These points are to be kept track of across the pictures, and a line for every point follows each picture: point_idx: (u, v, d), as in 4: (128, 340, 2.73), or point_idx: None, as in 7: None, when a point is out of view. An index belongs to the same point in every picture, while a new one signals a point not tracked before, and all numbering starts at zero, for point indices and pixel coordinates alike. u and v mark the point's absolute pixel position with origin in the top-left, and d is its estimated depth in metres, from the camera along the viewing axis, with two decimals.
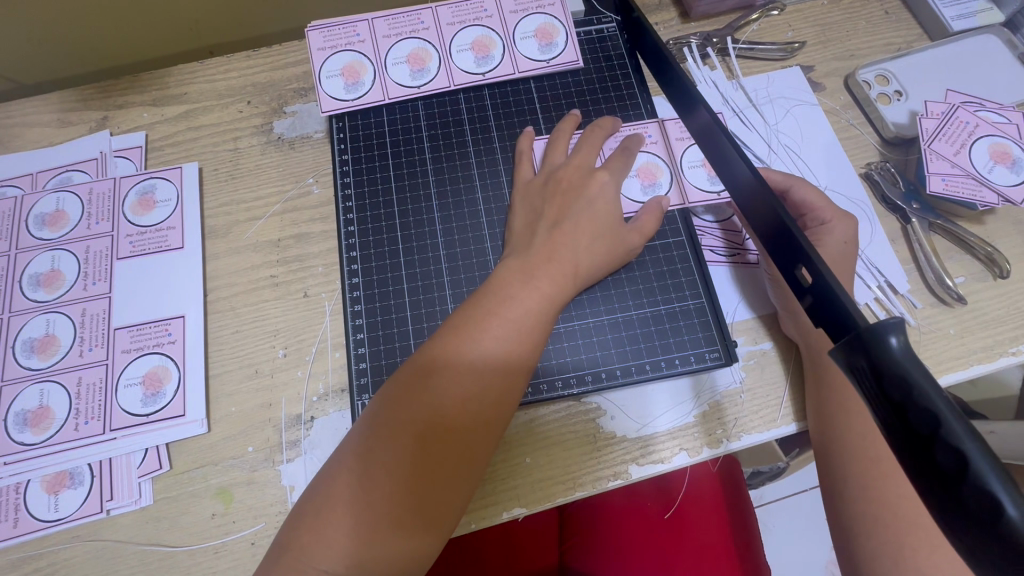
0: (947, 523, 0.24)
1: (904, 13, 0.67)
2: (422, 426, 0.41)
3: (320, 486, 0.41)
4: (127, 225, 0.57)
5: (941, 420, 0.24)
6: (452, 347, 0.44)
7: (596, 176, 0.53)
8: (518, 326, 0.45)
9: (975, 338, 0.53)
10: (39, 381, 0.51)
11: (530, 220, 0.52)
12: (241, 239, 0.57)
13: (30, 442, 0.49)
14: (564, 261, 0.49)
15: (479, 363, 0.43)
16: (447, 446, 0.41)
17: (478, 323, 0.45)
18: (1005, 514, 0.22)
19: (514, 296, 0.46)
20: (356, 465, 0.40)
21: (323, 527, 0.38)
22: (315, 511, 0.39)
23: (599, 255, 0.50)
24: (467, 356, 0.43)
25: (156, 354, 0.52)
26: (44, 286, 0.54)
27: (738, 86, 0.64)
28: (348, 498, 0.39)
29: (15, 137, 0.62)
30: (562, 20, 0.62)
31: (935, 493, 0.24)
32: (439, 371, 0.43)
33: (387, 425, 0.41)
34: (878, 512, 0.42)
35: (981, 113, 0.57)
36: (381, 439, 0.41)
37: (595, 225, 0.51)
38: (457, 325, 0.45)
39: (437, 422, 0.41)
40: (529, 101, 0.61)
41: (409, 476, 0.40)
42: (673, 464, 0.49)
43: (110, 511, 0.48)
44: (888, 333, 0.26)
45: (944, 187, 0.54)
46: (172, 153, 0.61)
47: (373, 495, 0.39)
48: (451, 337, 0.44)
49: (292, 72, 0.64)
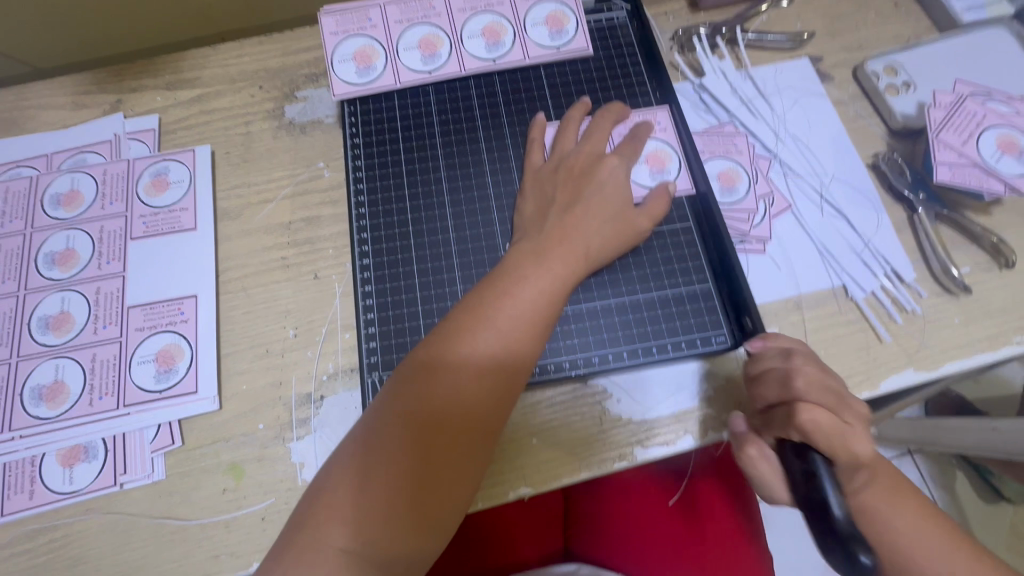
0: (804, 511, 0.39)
1: (913, 5, 0.67)
2: (436, 407, 0.42)
3: (334, 466, 0.41)
4: (140, 205, 0.58)
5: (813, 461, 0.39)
6: (464, 328, 0.44)
7: (605, 162, 0.53)
8: (530, 308, 0.46)
9: (979, 328, 0.53)
10: (54, 357, 0.52)
11: (541, 204, 0.53)
12: (253, 221, 0.58)
13: (46, 416, 0.50)
14: (574, 244, 0.49)
15: (491, 347, 0.44)
16: (460, 426, 0.42)
17: (491, 305, 0.45)
18: (833, 513, 0.36)
19: (527, 278, 0.47)
20: (370, 445, 0.41)
21: (338, 506, 0.39)
22: (331, 489, 0.40)
23: (610, 238, 0.51)
24: (479, 337, 0.44)
25: (169, 333, 0.53)
26: (59, 265, 0.55)
27: (746, 76, 0.64)
28: (364, 478, 0.40)
29: (31, 119, 0.62)
30: (572, 8, 0.62)
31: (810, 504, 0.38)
32: (453, 352, 0.43)
33: (401, 405, 0.42)
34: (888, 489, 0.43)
35: (989, 104, 0.57)
36: (396, 419, 0.41)
37: (604, 210, 0.51)
38: (471, 307, 0.45)
39: (451, 401, 0.42)
40: (539, 88, 0.61)
41: (423, 456, 0.41)
42: (678, 446, 0.50)
43: (123, 484, 0.49)
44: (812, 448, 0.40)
45: (950, 176, 0.54)
46: (185, 136, 0.62)
47: (386, 474, 0.40)
48: (464, 318, 0.45)
49: (304, 57, 0.65)
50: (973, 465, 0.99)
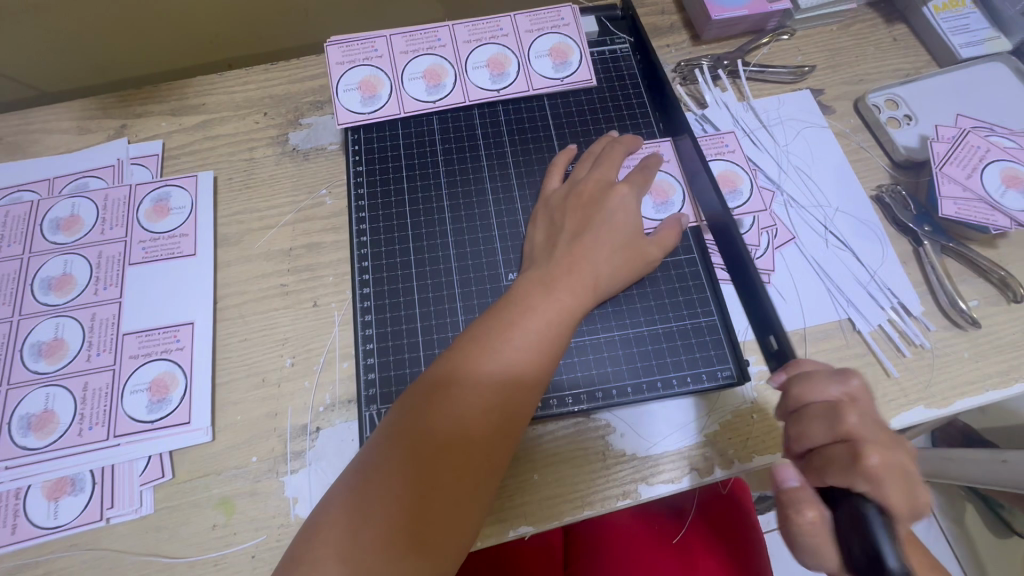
0: None
1: (912, 40, 0.68)
2: (448, 430, 0.41)
3: (333, 500, 0.39)
4: (140, 230, 0.57)
5: None
6: (471, 356, 0.43)
7: (616, 190, 0.53)
8: (539, 339, 0.45)
9: (990, 363, 0.52)
10: (45, 386, 0.51)
11: (550, 234, 0.52)
12: (253, 248, 0.58)
13: (33, 447, 0.49)
14: (584, 273, 0.49)
15: (500, 376, 0.43)
16: (464, 458, 0.40)
17: (500, 332, 0.44)
18: None
19: (533, 308, 0.46)
20: (372, 477, 0.39)
21: (335, 545, 0.37)
22: (327, 522, 0.38)
23: (619, 267, 0.50)
24: (485, 366, 0.43)
25: (164, 361, 0.52)
26: (55, 290, 0.54)
27: (749, 108, 0.64)
28: (364, 513, 0.38)
29: (35, 143, 0.63)
30: (576, 40, 0.63)
31: None
32: (460, 380, 0.43)
33: (406, 437, 0.40)
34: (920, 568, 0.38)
35: (992, 138, 0.57)
36: (400, 449, 0.40)
37: (615, 238, 0.51)
38: (478, 337, 0.44)
39: (456, 431, 0.41)
40: (543, 119, 0.61)
41: (425, 489, 0.39)
42: (683, 485, 0.49)
43: (110, 519, 0.47)
44: None
45: (956, 211, 0.54)
46: (188, 162, 0.62)
47: (388, 509, 0.38)
48: (471, 345, 0.44)
49: (310, 85, 0.65)
50: (984, 500, 0.98)
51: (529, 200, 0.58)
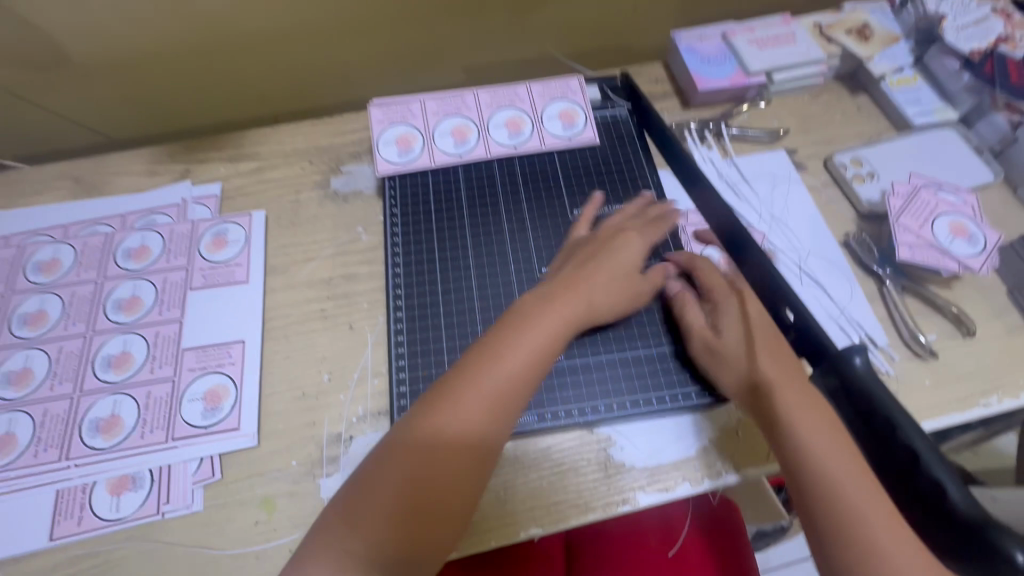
0: (906, 492, 0.33)
1: (873, 108, 0.78)
2: (453, 425, 0.46)
3: (355, 483, 0.46)
4: (200, 260, 0.66)
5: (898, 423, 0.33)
6: (481, 361, 0.49)
7: (623, 237, 0.60)
8: (540, 348, 0.50)
9: (948, 390, 0.59)
10: (113, 393, 0.57)
11: (558, 265, 0.59)
12: (297, 276, 0.66)
13: (101, 447, 0.55)
14: (582, 293, 0.55)
15: (503, 379, 0.48)
16: (465, 453, 0.46)
17: (510, 339, 0.50)
18: (949, 492, 0.31)
19: (540, 318, 0.52)
20: (388, 462, 0.45)
21: (351, 524, 0.43)
22: (343, 500, 0.45)
23: (614, 296, 0.57)
24: (492, 370, 0.48)
25: (217, 373, 0.59)
26: (125, 310, 0.62)
27: (732, 164, 0.74)
28: (377, 497, 0.44)
29: (110, 183, 0.72)
30: (582, 105, 0.74)
31: (899, 475, 0.33)
32: (468, 380, 0.48)
33: (418, 431, 0.46)
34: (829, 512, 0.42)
35: (940, 194, 0.66)
36: (412, 440, 0.46)
37: (613, 272, 0.57)
38: (465, 369, 0.49)
39: (460, 425, 0.46)
40: (553, 171, 0.71)
41: (427, 478, 0.45)
42: (677, 492, 0.54)
43: (165, 514, 0.53)
44: (854, 355, 0.36)
45: (911, 255, 0.62)
46: (242, 202, 0.71)
47: (395, 494, 0.44)
48: (484, 349, 0.50)
49: (350, 138, 0.75)
50: None
51: (541, 240, 0.66)
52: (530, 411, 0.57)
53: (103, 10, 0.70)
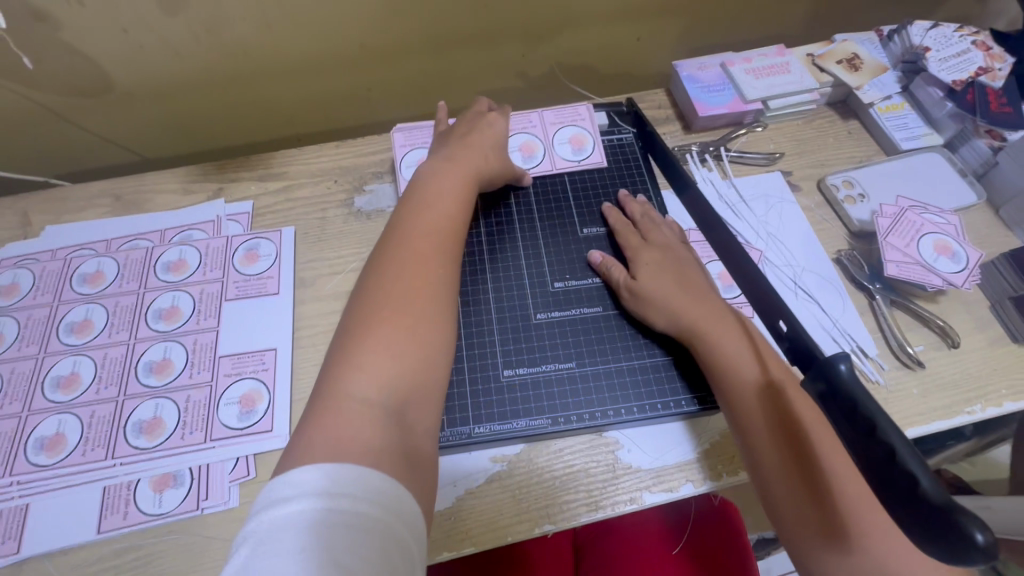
0: (880, 490, 0.35)
1: (863, 133, 0.83)
2: (398, 264, 0.52)
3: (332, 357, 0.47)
4: (234, 273, 0.70)
5: (877, 422, 0.35)
6: (409, 223, 0.56)
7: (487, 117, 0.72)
8: (455, 199, 0.60)
9: (935, 398, 0.63)
10: (155, 397, 0.62)
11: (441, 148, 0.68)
12: (325, 289, 0.70)
13: (144, 447, 0.59)
14: (473, 160, 0.65)
15: (431, 222, 0.56)
16: (419, 246, 0.54)
17: (423, 205, 0.58)
18: (921, 483, 0.32)
19: (446, 185, 0.61)
20: (358, 320, 0.49)
21: (351, 378, 0.45)
22: (333, 371, 0.46)
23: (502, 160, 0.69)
24: (420, 223, 0.56)
25: (251, 379, 0.63)
26: (165, 319, 0.67)
27: (730, 185, 0.79)
28: (361, 348, 0.47)
29: (149, 200, 0.77)
30: (589, 130, 0.79)
31: (875, 472, 0.35)
32: (402, 236, 0.55)
33: (370, 286, 0.51)
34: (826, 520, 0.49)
35: (925, 214, 0.71)
36: (369, 294, 0.50)
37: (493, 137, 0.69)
38: (410, 252, 0.53)
39: (404, 262, 0.52)
40: (564, 191, 0.76)
41: (397, 300, 0.50)
42: (681, 492, 0.58)
43: (204, 509, 0.57)
44: (839, 362, 0.39)
45: (898, 271, 0.67)
46: (272, 219, 0.76)
47: (378, 336, 0.47)
48: (407, 217, 0.57)
49: (372, 159, 0.80)
50: None
51: (553, 255, 0.71)
52: (543, 416, 0.60)
53: (148, 41, 0.75)
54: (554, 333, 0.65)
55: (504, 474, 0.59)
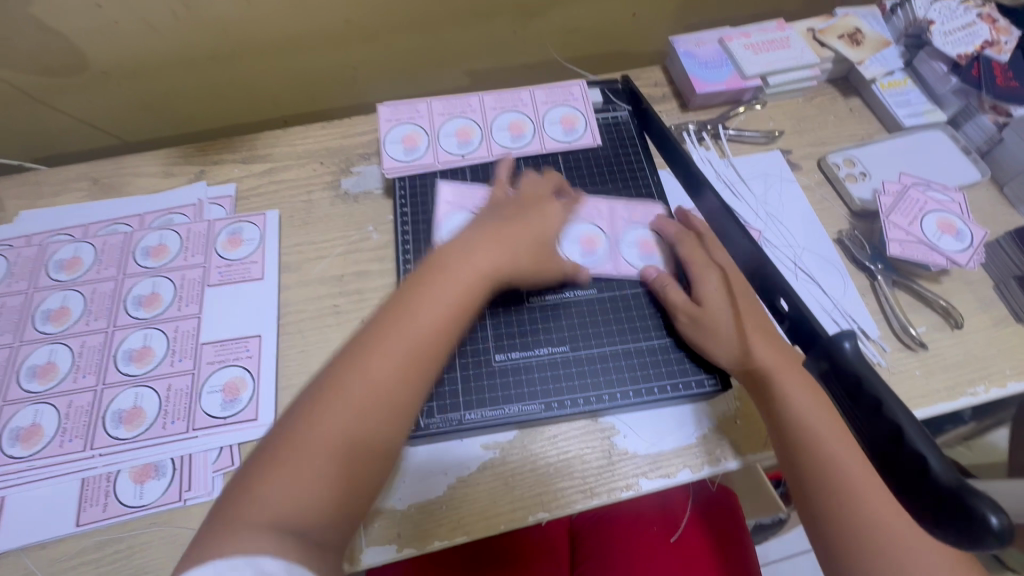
0: (886, 472, 0.33)
1: (865, 110, 0.81)
2: (398, 339, 0.48)
3: (295, 414, 0.45)
4: (217, 258, 0.68)
5: (883, 401, 0.34)
6: (427, 285, 0.51)
7: (547, 206, 0.63)
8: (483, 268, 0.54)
9: (937, 379, 0.62)
10: (135, 386, 0.60)
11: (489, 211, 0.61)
12: (311, 273, 0.68)
13: (124, 437, 0.57)
14: (533, 228, 0.59)
15: (451, 292, 0.51)
16: (423, 324, 0.49)
17: (446, 268, 0.52)
18: (931, 466, 0.31)
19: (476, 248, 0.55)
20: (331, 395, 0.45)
21: (296, 459, 0.42)
22: (292, 438, 0.43)
23: (546, 225, 0.61)
24: (442, 287, 0.51)
25: (235, 367, 0.61)
26: (144, 306, 0.64)
27: (728, 164, 0.77)
28: (319, 430, 0.43)
29: (129, 184, 0.74)
30: (582, 110, 0.76)
31: (881, 454, 0.33)
32: (412, 304, 0.50)
33: (354, 356, 0.47)
34: (842, 534, 0.50)
35: (929, 193, 0.69)
36: (352, 365, 0.46)
37: (531, 204, 0.62)
38: (416, 327, 0.48)
39: (406, 341, 0.48)
40: (557, 171, 0.73)
41: (376, 386, 0.46)
42: (678, 478, 0.57)
43: (187, 501, 0.55)
44: (844, 340, 0.37)
45: (901, 251, 0.65)
46: (256, 202, 0.73)
47: (339, 420, 0.44)
48: (427, 281, 0.51)
49: (359, 140, 0.78)
50: None
51: None
52: (536, 400, 0.59)
53: (124, 17, 0.72)
54: (558, 320, 0.63)
55: (497, 461, 0.57)
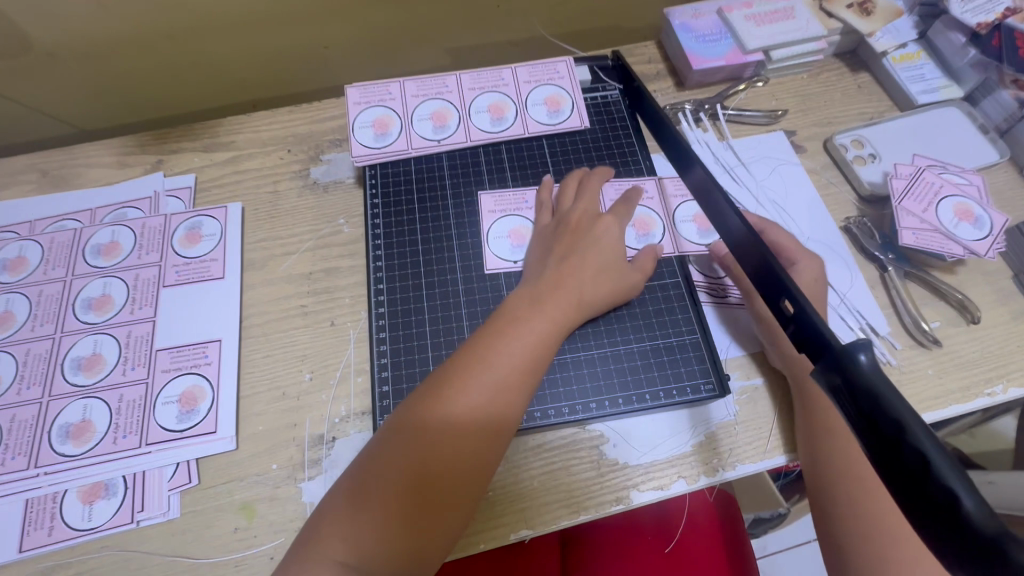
0: (911, 507, 0.28)
1: (875, 86, 0.75)
2: (443, 413, 0.46)
3: (343, 484, 0.45)
4: (174, 256, 0.63)
5: (906, 424, 0.29)
6: (481, 354, 0.49)
7: (601, 221, 0.59)
8: (539, 334, 0.51)
9: (952, 379, 0.57)
10: (83, 397, 0.55)
11: (541, 256, 0.58)
12: (277, 271, 0.63)
13: (71, 454, 0.52)
14: (570, 289, 0.54)
15: (510, 365, 0.49)
16: (477, 404, 0.47)
17: (503, 335, 0.50)
18: (964, 504, 0.26)
19: (533, 313, 0.52)
20: (375, 466, 0.44)
21: (335, 529, 0.42)
22: (337, 504, 0.44)
23: (605, 286, 0.56)
24: (498, 357, 0.49)
25: (192, 375, 0.56)
26: (94, 309, 0.59)
27: (727, 146, 0.71)
28: (359, 504, 0.43)
29: (80, 176, 0.69)
30: (569, 90, 0.70)
31: (903, 486, 0.28)
32: (467, 378, 0.47)
33: (404, 428, 0.46)
34: (856, 529, 0.47)
35: (945, 175, 0.63)
36: (403, 439, 0.45)
37: (601, 255, 0.57)
38: (468, 404, 0.46)
39: (456, 420, 0.46)
40: (541, 156, 0.68)
41: (422, 468, 0.44)
42: (672, 490, 0.53)
43: (140, 522, 0.51)
44: (859, 351, 0.32)
45: (915, 240, 0.60)
46: (217, 193, 0.68)
47: (387, 497, 0.43)
48: (481, 347, 0.50)
49: (329, 125, 0.72)
50: None
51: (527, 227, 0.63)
52: None
53: None
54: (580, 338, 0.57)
55: None
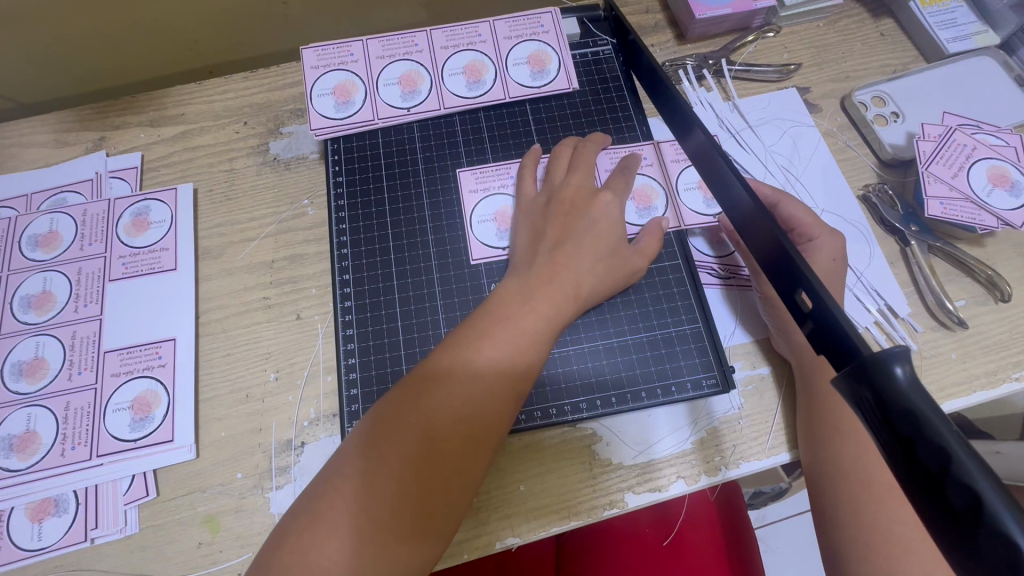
0: (956, 557, 0.23)
1: (899, 34, 0.67)
2: (462, 371, 0.43)
3: (343, 454, 0.41)
4: (120, 246, 0.57)
5: (953, 456, 0.24)
6: (500, 313, 0.46)
7: (599, 198, 0.53)
8: (556, 294, 0.48)
9: (977, 363, 0.52)
10: (26, 406, 0.50)
11: (532, 242, 0.51)
12: (235, 260, 0.57)
13: (16, 468, 0.48)
14: (563, 283, 0.48)
15: (530, 324, 0.46)
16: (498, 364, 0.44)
17: (521, 293, 0.47)
18: None
19: (548, 271, 0.48)
20: (386, 428, 0.41)
21: (337, 499, 0.38)
22: (342, 471, 0.39)
23: (601, 275, 0.50)
24: (516, 316, 0.46)
25: (145, 378, 0.52)
26: (35, 308, 0.54)
27: (733, 107, 0.64)
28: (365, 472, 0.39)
29: (13, 157, 0.62)
30: (554, 46, 0.62)
31: (947, 531, 0.23)
32: (485, 337, 0.45)
33: (419, 386, 0.42)
34: (862, 536, 0.42)
35: (978, 136, 0.57)
36: (418, 398, 0.42)
37: (599, 244, 0.51)
38: (486, 367, 0.43)
39: (478, 379, 0.43)
40: (524, 123, 0.61)
41: (439, 430, 0.41)
42: (671, 492, 0.49)
43: (94, 540, 0.47)
44: (894, 363, 0.26)
45: (942, 211, 0.53)
46: (168, 174, 0.61)
47: (398, 461, 0.39)
48: (498, 305, 0.47)
49: (289, 93, 0.64)
50: None
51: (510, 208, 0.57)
52: None
53: None
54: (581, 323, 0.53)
55: None
